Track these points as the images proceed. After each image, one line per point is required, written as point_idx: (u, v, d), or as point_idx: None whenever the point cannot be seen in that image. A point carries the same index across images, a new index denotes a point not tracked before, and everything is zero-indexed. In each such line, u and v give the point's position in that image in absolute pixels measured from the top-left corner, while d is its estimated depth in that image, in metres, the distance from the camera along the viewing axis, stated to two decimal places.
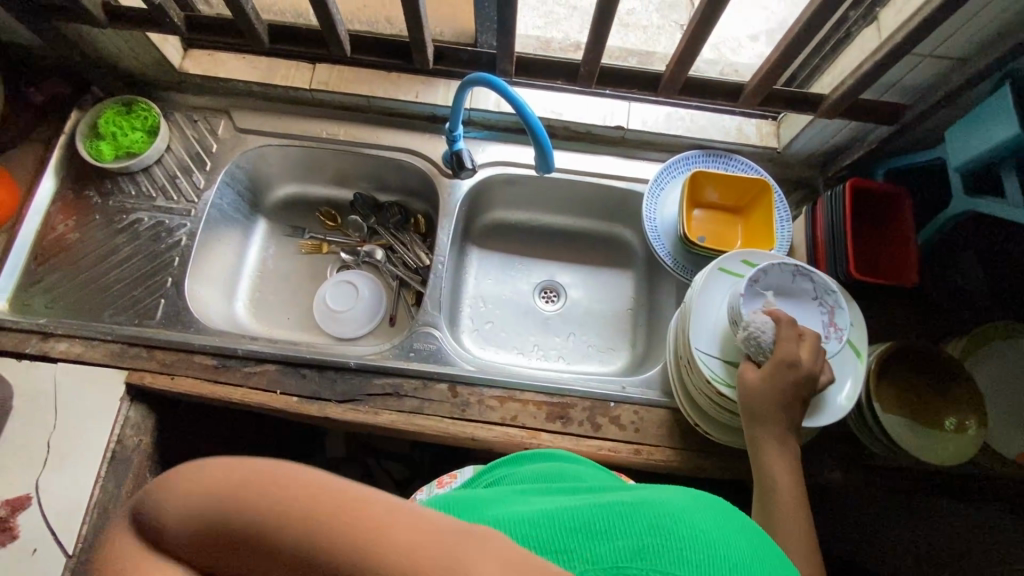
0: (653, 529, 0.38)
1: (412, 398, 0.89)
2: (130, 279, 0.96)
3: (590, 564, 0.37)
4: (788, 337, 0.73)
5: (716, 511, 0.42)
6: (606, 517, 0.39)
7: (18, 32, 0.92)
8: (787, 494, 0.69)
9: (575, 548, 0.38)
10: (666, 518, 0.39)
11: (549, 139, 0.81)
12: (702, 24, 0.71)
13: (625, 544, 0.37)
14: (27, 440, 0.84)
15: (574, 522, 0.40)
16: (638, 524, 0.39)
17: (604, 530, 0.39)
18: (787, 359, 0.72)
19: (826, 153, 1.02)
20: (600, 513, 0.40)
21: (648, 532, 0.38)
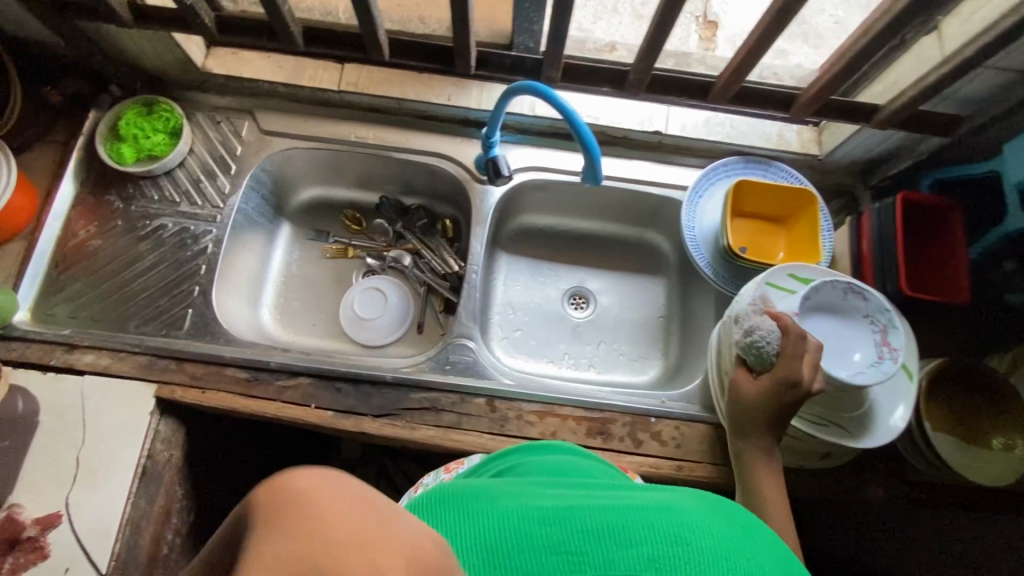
0: (673, 542, 0.39)
1: (450, 413, 0.87)
2: (155, 288, 0.93)
3: (603, 570, 0.38)
4: (792, 353, 0.71)
5: (725, 522, 0.43)
6: (627, 524, 0.40)
7: (35, 29, 0.88)
8: (775, 505, 0.71)
9: (592, 550, 0.39)
10: (685, 530, 0.40)
11: (598, 148, 0.78)
12: (766, 33, 0.68)
13: (642, 553, 0.38)
14: (54, 456, 0.81)
15: (592, 525, 0.40)
16: (659, 535, 0.40)
17: (626, 537, 0.39)
18: (787, 377, 0.71)
19: (869, 161, 0.99)
20: (620, 518, 0.41)
21: (667, 542, 0.39)
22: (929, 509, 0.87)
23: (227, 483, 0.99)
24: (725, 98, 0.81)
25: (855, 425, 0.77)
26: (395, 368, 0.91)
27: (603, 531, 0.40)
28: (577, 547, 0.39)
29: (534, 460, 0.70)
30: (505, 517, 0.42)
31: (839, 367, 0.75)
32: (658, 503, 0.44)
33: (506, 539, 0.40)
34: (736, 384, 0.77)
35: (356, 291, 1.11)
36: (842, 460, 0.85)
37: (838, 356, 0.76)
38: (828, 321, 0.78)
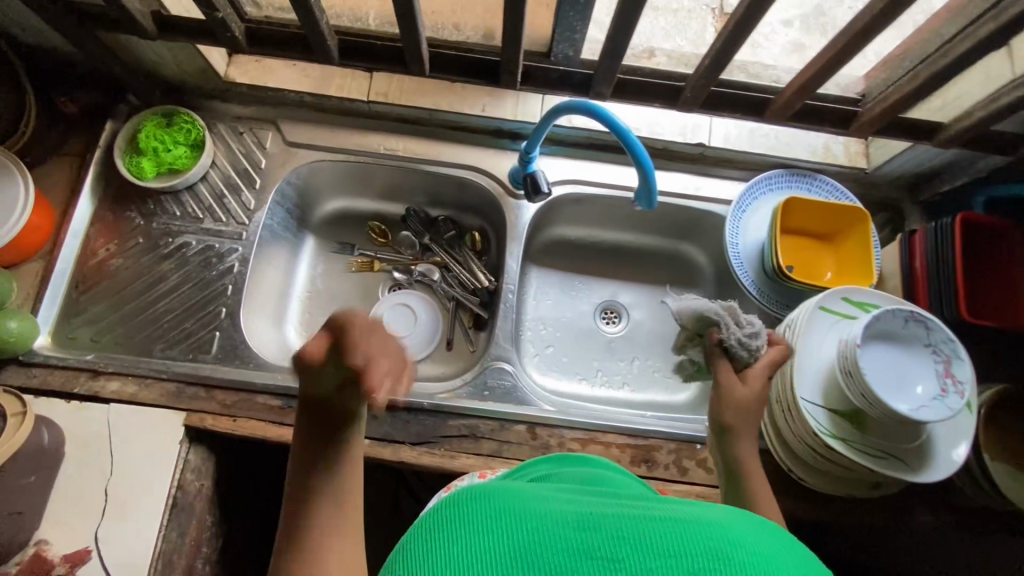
0: (715, 555, 0.35)
1: (490, 440, 0.84)
2: (181, 310, 0.89)
3: None
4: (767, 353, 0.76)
5: (770, 536, 0.39)
6: (665, 533, 0.37)
7: (51, 38, 0.83)
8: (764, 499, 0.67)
9: (627, 560, 0.35)
10: (726, 545, 0.36)
11: (653, 168, 0.74)
12: (839, 53, 0.64)
13: (680, 565, 0.35)
14: (81, 488, 0.78)
15: (629, 531, 0.37)
16: (700, 547, 0.36)
17: (664, 548, 0.36)
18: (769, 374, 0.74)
19: (918, 176, 0.96)
20: (655, 527, 0.37)
21: (709, 558, 0.35)
22: (979, 536, 0.85)
23: (255, 507, 0.96)
24: (783, 116, 0.77)
25: (912, 458, 0.75)
26: (433, 393, 0.88)
27: (637, 539, 0.36)
28: (610, 556, 0.35)
29: (573, 470, 0.67)
30: (525, 517, 0.38)
31: (901, 401, 0.72)
32: (699, 512, 0.40)
33: (526, 542, 0.36)
34: (726, 381, 0.74)
35: (387, 307, 1.07)
36: (894, 489, 0.83)
37: (900, 389, 0.73)
38: (889, 351, 0.75)
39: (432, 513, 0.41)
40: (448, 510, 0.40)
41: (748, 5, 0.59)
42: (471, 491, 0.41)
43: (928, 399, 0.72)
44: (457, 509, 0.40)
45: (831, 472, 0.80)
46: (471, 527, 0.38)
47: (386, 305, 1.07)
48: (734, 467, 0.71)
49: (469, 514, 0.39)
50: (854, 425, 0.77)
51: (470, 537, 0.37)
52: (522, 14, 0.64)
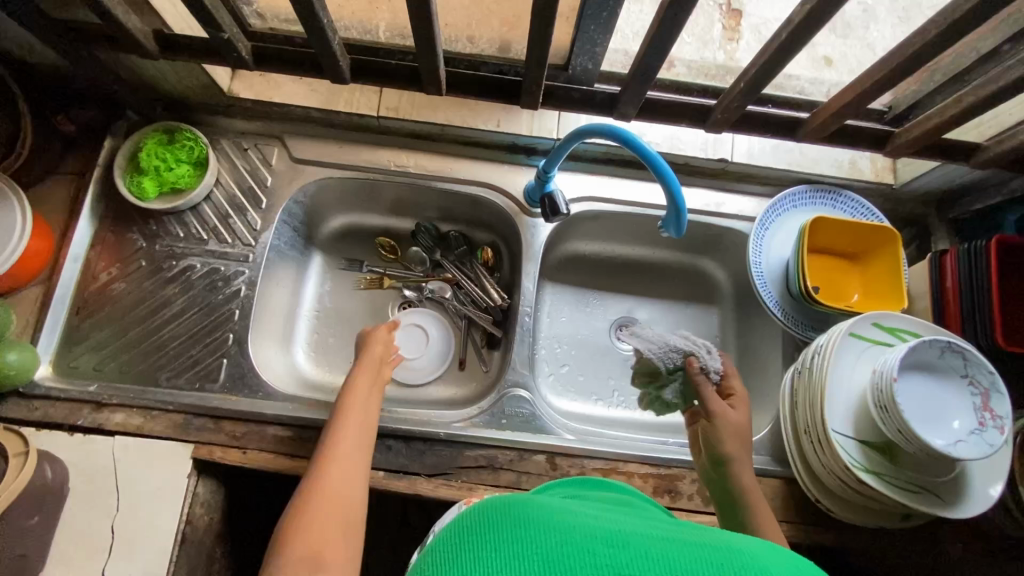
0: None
1: (508, 471, 0.81)
2: (186, 336, 0.86)
3: None
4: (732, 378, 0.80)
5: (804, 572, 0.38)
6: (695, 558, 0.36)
7: (46, 53, 0.79)
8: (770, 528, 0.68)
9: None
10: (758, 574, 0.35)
11: (682, 193, 0.71)
12: (884, 79, 0.61)
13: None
14: (86, 526, 0.75)
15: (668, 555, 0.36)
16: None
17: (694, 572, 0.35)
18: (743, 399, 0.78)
19: (947, 193, 0.93)
20: (684, 553, 0.36)
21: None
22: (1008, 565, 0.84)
23: (265, 535, 0.94)
24: (817, 137, 0.73)
25: (947, 492, 0.72)
26: (449, 421, 0.85)
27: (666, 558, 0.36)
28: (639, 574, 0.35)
29: (602, 494, 0.67)
30: (558, 528, 0.37)
31: (937, 435, 0.69)
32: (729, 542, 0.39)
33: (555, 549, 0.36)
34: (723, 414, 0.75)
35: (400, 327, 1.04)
36: (922, 520, 0.80)
37: (935, 421, 0.70)
38: (923, 382, 0.72)
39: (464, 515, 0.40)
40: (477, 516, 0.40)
41: (792, 29, 0.56)
42: (502, 498, 0.41)
43: (966, 433, 0.69)
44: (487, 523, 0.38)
45: (860, 502, 0.78)
46: (500, 538, 0.37)
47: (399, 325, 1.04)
48: (733, 494, 0.72)
49: (499, 523, 0.38)
50: (884, 456, 0.74)
51: (497, 544, 0.37)
52: (549, 34, 0.60)
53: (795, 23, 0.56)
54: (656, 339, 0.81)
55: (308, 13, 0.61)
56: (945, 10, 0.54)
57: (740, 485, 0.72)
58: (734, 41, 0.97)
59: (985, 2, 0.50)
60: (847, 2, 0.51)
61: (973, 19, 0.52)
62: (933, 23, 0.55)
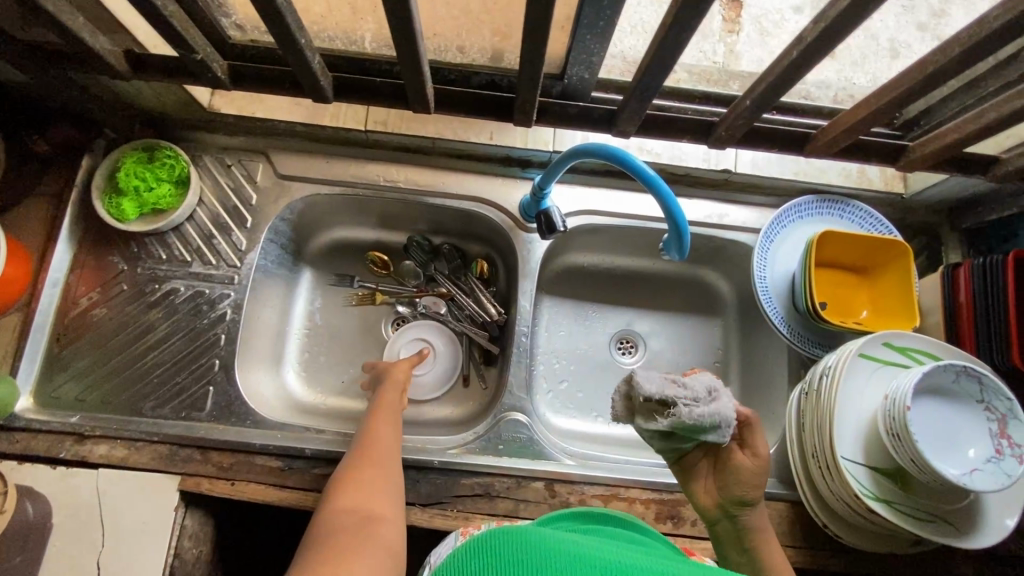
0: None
1: (506, 499, 0.79)
2: (171, 363, 0.83)
3: None
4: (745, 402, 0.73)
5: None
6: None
7: (12, 73, 0.75)
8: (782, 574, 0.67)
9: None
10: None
11: (684, 215, 0.68)
12: (900, 97, 0.57)
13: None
14: (71, 564, 0.73)
15: None
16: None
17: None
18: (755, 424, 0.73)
19: (959, 202, 0.89)
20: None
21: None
22: None
23: (259, 560, 0.92)
24: (826, 153, 0.70)
25: (960, 521, 0.70)
26: (446, 447, 0.82)
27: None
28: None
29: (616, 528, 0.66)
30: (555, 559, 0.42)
31: (952, 465, 0.66)
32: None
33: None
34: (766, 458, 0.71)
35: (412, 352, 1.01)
36: (934, 545, 0.78)
37: (950, 448, 0.67)
38: (937, 408, 0.69)
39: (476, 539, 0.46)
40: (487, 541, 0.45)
41: (804, 47, 0.52)
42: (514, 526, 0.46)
43: (982, 460, 0.66)
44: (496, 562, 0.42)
45: (871, 529, 0.75)
46: (504, 565, 0.42)
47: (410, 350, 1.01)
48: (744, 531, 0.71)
49: (504, 548, 0.43)
50: (896, 483, 0.71)
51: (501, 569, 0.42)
52: (541, 52, 0.56)
53: (807, 40, 0.52)
54: (724, 416, 0.64)
55: (285, 34, 0.57)
56: (970, 25, 0.50)
57: (751, 524, 0.71)
58: (734, 33, 0.93)
59: (1015, 19, 0.46)
60: (860, 20, 0.48)
61: (1002, 35, 0.48)
62: (956, 38, 0.51)
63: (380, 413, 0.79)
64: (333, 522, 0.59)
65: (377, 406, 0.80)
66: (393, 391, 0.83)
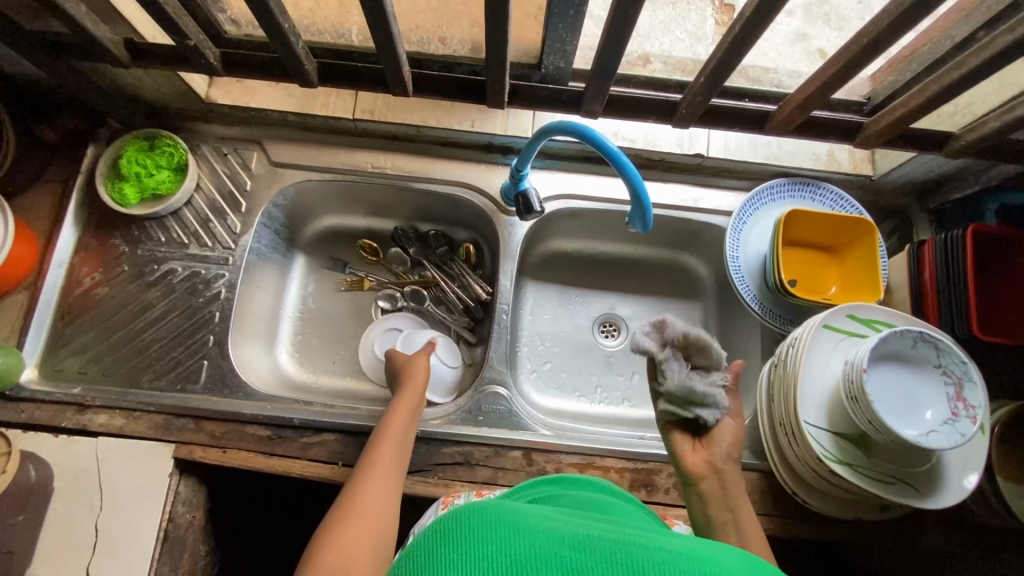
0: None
1: (485, 467, 0.82)
2: (168, 339, 0.88)
3: None
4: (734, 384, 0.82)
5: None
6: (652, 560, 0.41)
7: (23, 65, 0.81)
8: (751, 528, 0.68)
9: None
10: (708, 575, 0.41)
11: (647, 189, 0.71)
12: (843, 71, 0.61)
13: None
14: (71, 526, 0.77)
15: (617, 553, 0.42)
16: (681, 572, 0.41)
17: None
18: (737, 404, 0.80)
19: (927, 183, 0.92)
20: (643, 556, 0.42)
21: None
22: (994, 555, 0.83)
23: (251, 531, 0.96)
24: (783, 129, 0.73)
25: (920, 484, 0.72)
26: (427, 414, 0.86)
27: (626, 562, 0.41)
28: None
29: (576, 493, 0.67)
30: (522, 535, 0.43)
31: (909, 426, 0.69)
32: (686, 547, 0.44)
33: (523, 555, 0.42)
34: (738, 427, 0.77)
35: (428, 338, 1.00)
36: (901, 512, 0.80)
37: (907, 411, 0.70)
38: (897, 373, 0.72)
39: (437, 525, 0.46)
40: (450, 522, 0.46)
41: (744, 22, 0.56)
42: (475, 504, 0.48)
43: (938, 424, 0.68)
44: (462, 536, 0.44)
45: (838, 495, 0.78)
46: (468, 540, 0.44)
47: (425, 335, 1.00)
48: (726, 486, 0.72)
49: (471, 527, 0.44)
50: (858, 446, 0.74)
51: (469, 551, 0.43)
52: (505, 34, 0.60)
53: (747, 15, 0.56)
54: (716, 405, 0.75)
55: (269, 20, 0.62)
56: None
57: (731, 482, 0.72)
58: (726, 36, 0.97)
59: None
60: None
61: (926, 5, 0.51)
62: (886, 11, 0.55)
63: (397, 413, 0.80)
64: (337, 548, 0.61)
65: (394, 404, 0.81)
66: (409, 393, 0.83)
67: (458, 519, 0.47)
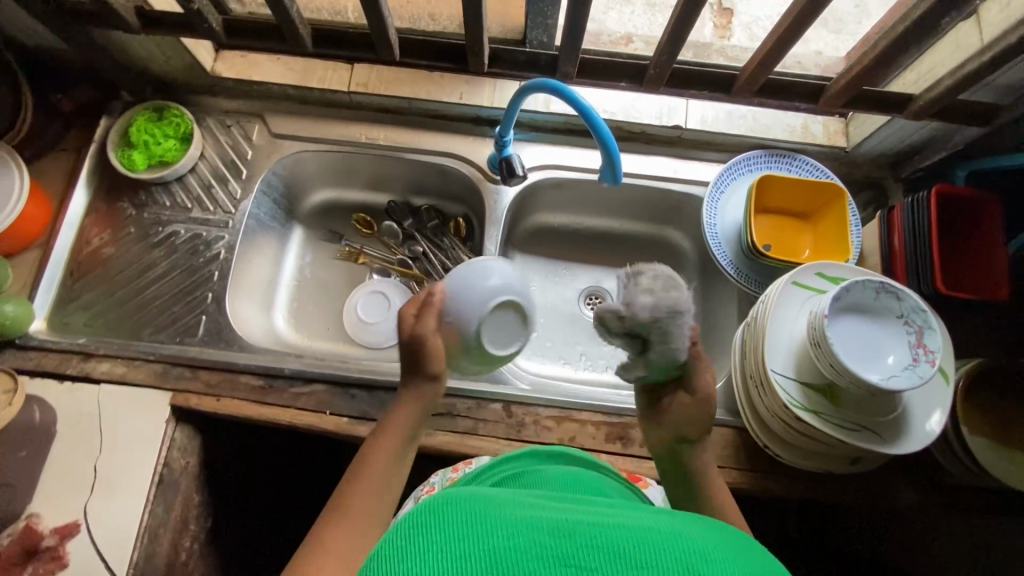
0: (673, 557, 0.39)
1: (466, 418, 0.85)
2: (169, 295, 0.93)
3: None
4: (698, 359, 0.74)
5: (728, 545, 0.43)
6: (632, 542, 0.40)
7: (45, 37, 0.87)
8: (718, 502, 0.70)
9: (598, 567, 0.38)
10: (688, 552, 0.40)
11: (617, 146, 0.75)
12: (795, 25, 0.65)
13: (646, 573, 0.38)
14: (72, 466, 0.81)
15: (598, 540, 0.40)
16: (664, 555, 0.40)
17: (631, 556, 0.39)
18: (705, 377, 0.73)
19: (899, 153, 0.95)
20: (618, 535, 0.41)
21: (672, 564, 0.39)
22: (965, 514, 0.85)
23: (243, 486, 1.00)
24: (749, 91, 0.77)
25: (886, 430, 0.74)
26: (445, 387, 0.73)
27: (608, 546, 0.40)
28: (581, 563, 0.39)
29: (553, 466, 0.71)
30: (498, 522, 0.42)
31: (872, 372, 0.71)
32: (663, 525, 0.44)
33: (501, 544, 0.40)
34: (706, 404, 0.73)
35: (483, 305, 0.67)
36: (872, 465, 0.82)
37: (869, 358, 0.72)
38: (860, 322, 0.74)
39: (412, 514, 0.45)
40: (422, 517, 0.44)
41: None
42: (448, 496, 0.46)
43: (898, 369, 0.71)
44: (436, 530, 0.42)
45: (808, 447, 0.80)
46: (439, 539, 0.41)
47: (493, 290, 0.67)
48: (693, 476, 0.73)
49: (444, 525, 0.42)
50: (825, 396, 0.76)
51: (445, 544, 0.41)
52: None
53: None
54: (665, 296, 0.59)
55: None
56: None
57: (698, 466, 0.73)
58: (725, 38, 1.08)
59: None
60: None
61: None
62: None
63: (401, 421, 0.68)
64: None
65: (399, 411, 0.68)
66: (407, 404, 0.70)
67: (428, 517, 0.44)
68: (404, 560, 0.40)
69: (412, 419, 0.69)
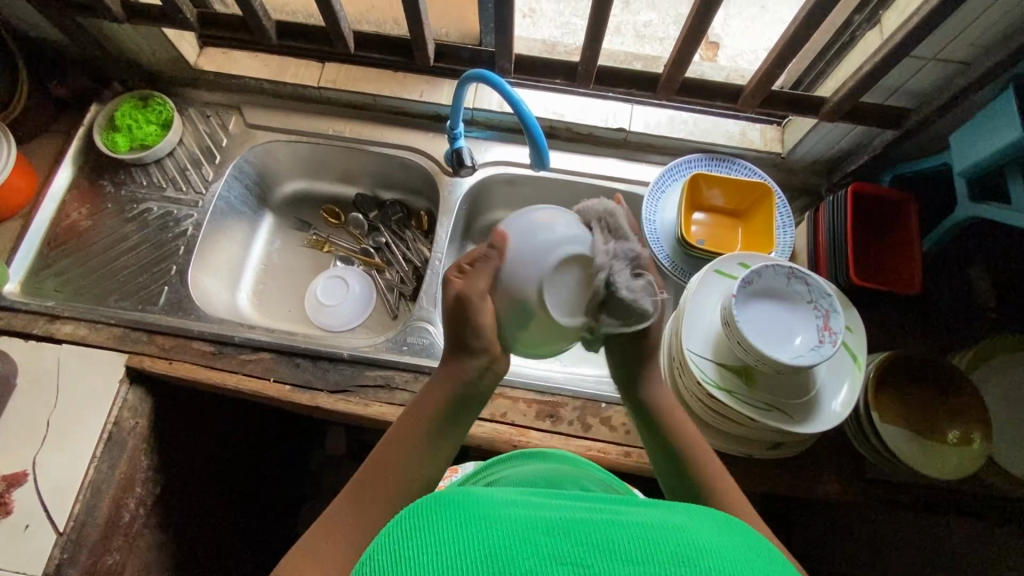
0: (675, 551, 0.37)
1: (403, 391, 0.90)
2: (136, 266, 0.99)
3: None
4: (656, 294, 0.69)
5: (722, 527, 0.42)
6: (633, 539, 0.38)
7: (43, 25, 0.96)
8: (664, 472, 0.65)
9: (594, 564, 0.36)
10: (694, 549, 0.38)
11: (545, 137, 0.81)
12: (698, 22, 0.72)
13: (647, 571, 0.36)
14: (27, 417, 0.86)
15: (590, 537, 0.38)
16: (666, 552, 0.37)
17: (632, 554, 0.37)
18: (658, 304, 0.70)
19: (831, 159, 1.00)
20: (613, 530, 0.39)
21: (674, 561, 0.36)
22: (887, 507, 0.86)
23: (192, 453, 1.04)
24: (671, 90, 0.87)
25: (795, 410, 0.76)
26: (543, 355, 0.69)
27: (603, 543, 0.37)
28: (576, 560, 0.36)
29: (510, 472, 0.72)
30: (495, 522, 0.39)
31: (782, 351, 0.74)
32: (662, 518, 0.41)
33: (498, 544, 0.37)
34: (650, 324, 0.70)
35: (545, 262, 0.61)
36: (792, 451, 0.84)
37: (781, 340, 0.76)
38: (772, 306, 0.78)
39: (398, 521, 0.40)
40: (412, 520, 0.39)
41: None
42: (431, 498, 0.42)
43: (813, 352, 0.73)
44: (421, 529, 0.38)
45: (728, 430, 0.82)
46: (425, 548, 0.37)
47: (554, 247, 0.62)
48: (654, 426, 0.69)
49: (425, 532, 0.38)
50: (741, 378, 0.79)
51: (438, 546, 0.37)
52: None
53: None
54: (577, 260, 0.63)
55: None
56: None
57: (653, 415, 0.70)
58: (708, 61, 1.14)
59: None
60: None
61: None
62: None
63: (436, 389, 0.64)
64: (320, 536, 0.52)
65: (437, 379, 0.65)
66: (428, 398, 0.64)
67: (412, 522, 0.39)
68: (395, 565, 0.36)
69: (438, 408, 0.63)
